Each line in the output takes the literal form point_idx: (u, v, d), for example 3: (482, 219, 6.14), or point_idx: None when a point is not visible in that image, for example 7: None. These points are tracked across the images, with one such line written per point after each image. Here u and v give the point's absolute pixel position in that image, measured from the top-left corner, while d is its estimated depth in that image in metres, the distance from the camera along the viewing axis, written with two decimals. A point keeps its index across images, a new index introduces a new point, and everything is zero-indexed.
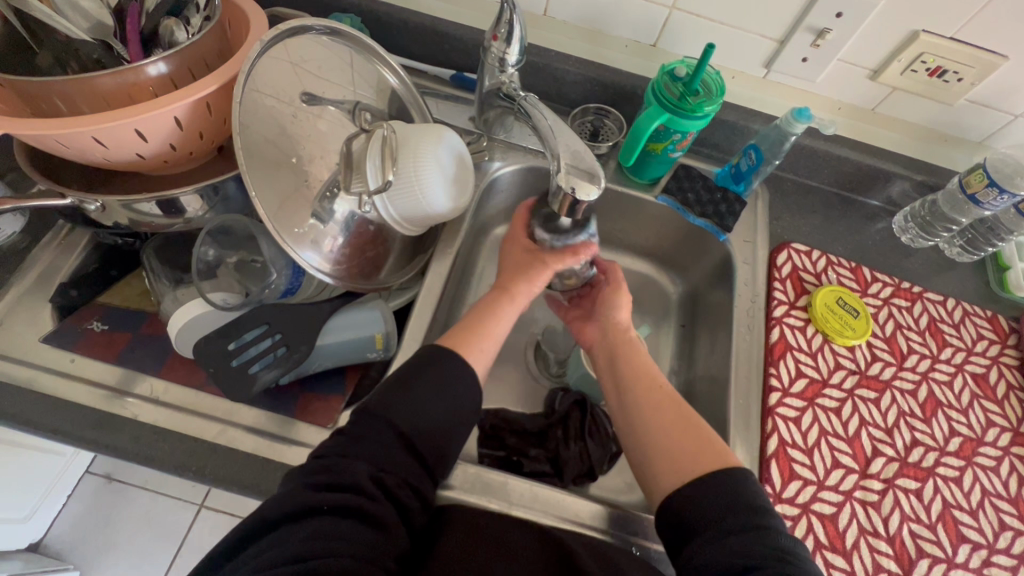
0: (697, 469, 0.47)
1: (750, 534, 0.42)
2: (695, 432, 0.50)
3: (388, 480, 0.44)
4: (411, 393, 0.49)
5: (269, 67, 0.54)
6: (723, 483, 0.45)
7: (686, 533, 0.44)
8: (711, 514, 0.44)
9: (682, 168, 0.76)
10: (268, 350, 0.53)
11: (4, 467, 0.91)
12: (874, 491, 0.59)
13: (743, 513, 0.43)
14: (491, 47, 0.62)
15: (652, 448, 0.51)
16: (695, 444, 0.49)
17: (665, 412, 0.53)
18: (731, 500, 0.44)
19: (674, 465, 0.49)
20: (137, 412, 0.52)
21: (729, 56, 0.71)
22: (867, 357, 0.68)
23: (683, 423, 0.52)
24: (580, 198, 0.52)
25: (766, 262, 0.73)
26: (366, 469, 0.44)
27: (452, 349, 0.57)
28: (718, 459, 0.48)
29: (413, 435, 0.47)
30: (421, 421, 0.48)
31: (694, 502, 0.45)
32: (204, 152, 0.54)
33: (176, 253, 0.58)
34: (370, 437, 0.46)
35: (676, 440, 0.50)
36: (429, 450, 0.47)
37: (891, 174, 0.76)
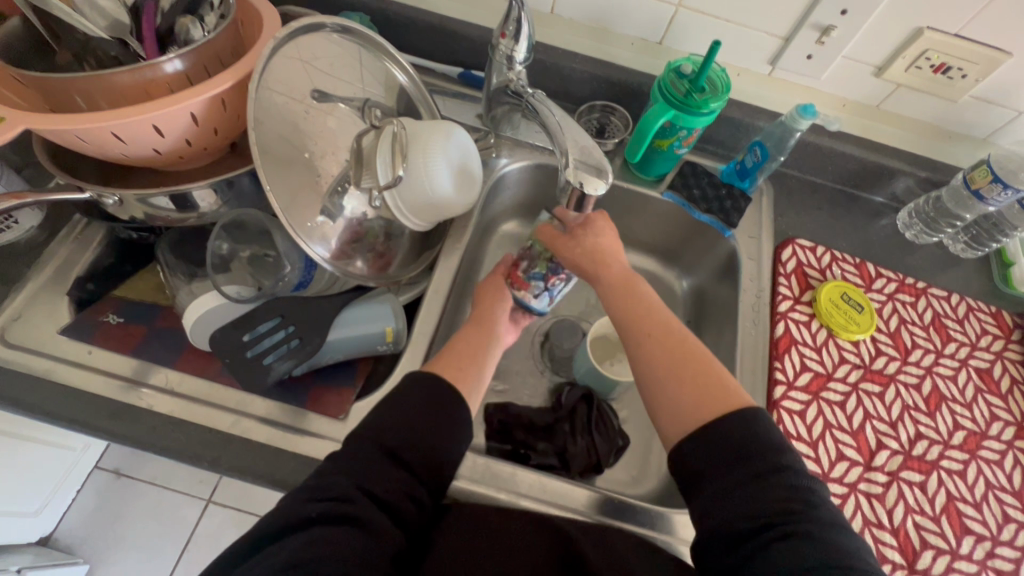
0: (703, 412, 0.47)
1: (760, 485, 0.42)
2: (700, 374, 0.49)
3: (374, 490, 0.44)
4: (399, 401, 0.49)
5: (282, 65, 0.55)
6: (731, 427, 0.45)
7: (696, 482, 0.44)
8: (720, 461, 0.44)
9: (688, 165, 0.77)
10: (282, 341, 0.54)
11: (17, 461, 0.92)
12: (879, 483, 0.60)
13: (755, 463, 0.43)
14: (499, 45, 0.63)
15: (656, 392, 0.50)
16: (701, 387, 0.49)
17: (669, 355, 0.52)
18: (740, 447, 0.44)
19: (679, 408, 0.48)
20: (153, 403, 0.53)
21: (734, 53, 0.72)
22: (872, 351, 0.69)
23: (688, 365, 0.50)
24: (588, 192, 0.53)
25: (771, 258, 0.74)
26: (351, 481, 0.44)
27: (462, 343, 0.58)
28: (724, 401, 0.47)
29: (401, 444, 0.47)
30: (430, 413, 0.49)
31: (702, 448, 0.45)
32: (218, 147, 0.55)
33: (190, 247, 0.60)
34: (357, 449, 0.46)
35: (680, 384, 0.49)
36: (420, 461, 0.47)
37: (895, 170, 0.77)
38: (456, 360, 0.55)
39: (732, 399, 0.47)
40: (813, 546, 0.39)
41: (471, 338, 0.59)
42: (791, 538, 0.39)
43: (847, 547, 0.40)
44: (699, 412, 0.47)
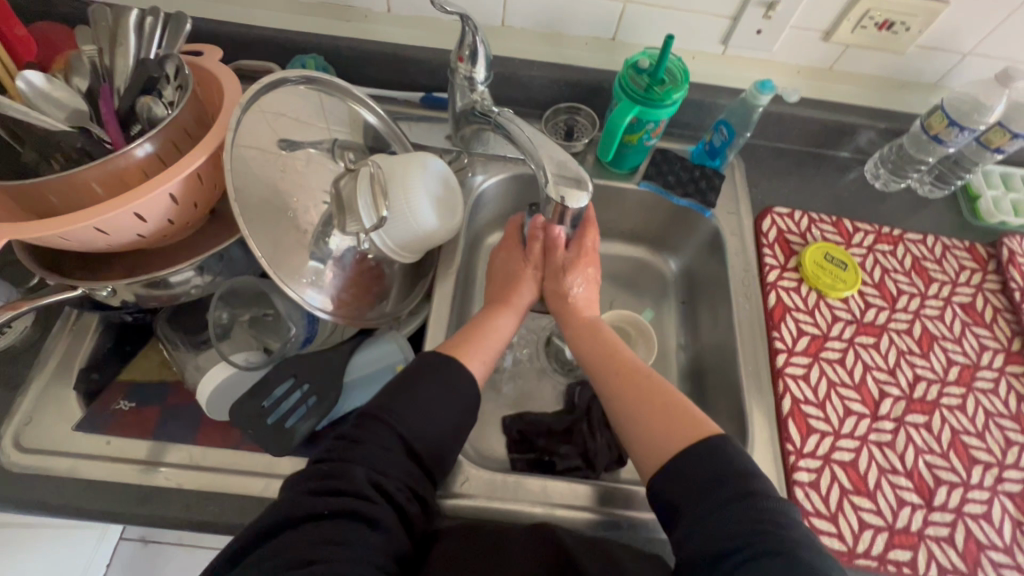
0: (672, 446, 0.49)
1: (728, 505, 0.44)
2: (670, 412, 0.52)
3: (389, 481, 0.46)
4: (420, 392, 0.51)
5: (251, 124, 0.55)
6: (698, 455, 0.47)
7: (675, 511, 0.46)
8: (688, 487, 0.46)
9: (658, 153, 0.79)
10: (298, 402, 0.54)
11: (43, 552, 0.92)
12: (887, 431, 0.63)
13: (725, 483, 0.45)
14: (458, 69, 0.64)
15: (634, 435, 0.53)
16: (673, 425, 0.51)
17: (642, 401, 0.54)
18: (712, 471, 0.46)
19: (651, 444, 0.51)
20: (181, 481, 0.53)
21: (686, 38, 0.73)
22: (861, 305, 0.71)
23: (657, 408, 0.53)
24: (570, 206, 0.55)
25: (752, 231, 0.76)
26: (366, 472, 0.45)
27: (476, 338, 0.60)
28: (691, 433, 0.49)
29: (420, 438, 0.49)
30: (443, 415, 0.51)
31: (673, 480, 0.47)
32: (200, 219, 0.55)
33: (189, 320, 0.59)
34: (377, 442, 0.48)
35: (652, 427, 0.52)
36: (428, 454, 0.49)
37: (856, 126, 0.79)
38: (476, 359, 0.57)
39: (697, 430, 0.50)
40: (782, 560, 0.40)
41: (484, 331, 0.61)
42: (768, 555, 0.40)
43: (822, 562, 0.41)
44: (671, 444, 0.49)
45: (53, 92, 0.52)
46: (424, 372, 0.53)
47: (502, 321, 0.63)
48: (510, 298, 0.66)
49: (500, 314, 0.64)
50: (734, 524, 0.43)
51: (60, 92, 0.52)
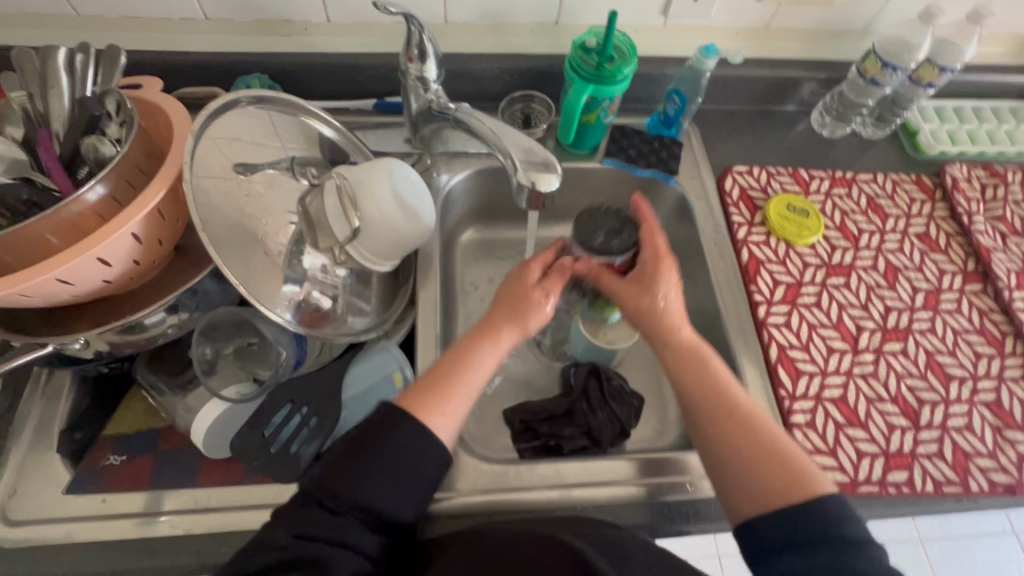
0: (777, 495, 0.46)
1: (834, 565, 0.41)
2: (777, 460, 0.48)
3: (314, 536, 0.42)
4: (353, 446, 0.46)
5: (206, 150, 0.54)
6: (805, 513, 0.44)
7: (767, 555, 0.44)
8: (790, 540, 0.44)
9: (616, 129, 0.80)
10: (300, 426, 0.53)
11: None
12: (869, 363, 0.66)
13: (837, 547, 0.42)
14: (408, 70, 0.63)
15: (729, 472, 0.50)
16: (779, 474, 0.47)
17: (744, 438, 0.50)
18: (823, 531, 0.43)
19: (748, 485, 0.48)
20: (187, 527, 0.51)
21: (627, 13, 0.75)
22: (828, 248, 0.74)
23: (760, 449, 0.49)
24: (542, 189, 0.54)
25: (716, 192, 0.78)
26: (285, 530, 0.43)
27: (443, 387, 0.51)
28: (802, 486, 0.46)
29: (352, 495, 0.44)
30: (393, 455, 0.46)
31: (775, 529, 0.45)
32: (166, 256, 0.53)
33: (169, 361, 0.57)
34: (303, 499, 0.44)
35: (751, 472, 0.48)
36: (365, 507, 0.44)
37: (799, 79, 0.82)
38: (436, 415, 0.49)
39: (807, 486, 0.46)
40: None
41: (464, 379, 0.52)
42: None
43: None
44: (773, 494, 0.46)
45: None
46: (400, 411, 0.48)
47: (483, 358, 0.54)
48: (501, 321, 0.57)
49: (485, 346, 0.55)
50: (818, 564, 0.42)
51: None
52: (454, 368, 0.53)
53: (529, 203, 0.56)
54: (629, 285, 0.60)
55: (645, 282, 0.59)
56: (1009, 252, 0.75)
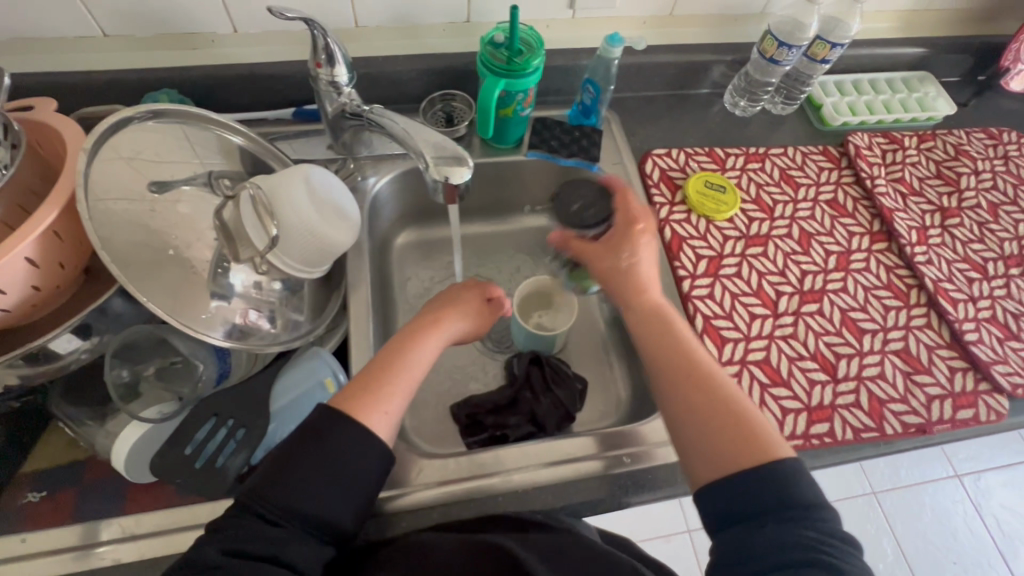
0: (739, 461, 0.46)
1: (786, 525, 0.42)
2: (740, 425, 0.48)
3: (250, 551, 0.41)
4: (294, 462, 0.45)
5: (107, 168, 0.53)
6: (760, 478, 0.44)
7: (724, 519, 0.45)
8: (745, 509, 0.44)
9: (538, 122, 0.82)
10: (226, 438, 0.52)
11: None
12: (788, 324, 0.70)
13: (790, 509, 0.43)
14: (318, 75, 0.63)
15: (689, 437, 0.50)
16: (738, 439, 0.47)
17: (705, 403, 0.50)
18: (778, 496, 0.43)
19: (711, 452, 0.48)
20: (120, 555, 0.50)
21: (536, 9, 0.77)
22: (746, 220, 0.78)
23: (722, 414, 0.49)
24: (455, 182, 0.55)
25: (638, 176, 0.81)
26: (218, 547, 0.41)
27: (387, 378, 0.53)
28: (762, 454, 0.46)
29: (294, 507, 0.43)
30: (333, 458, 0.45)
31: (731, 493, 0.45)
32: (71, 281, 0.51)
33: (87, 389, 0.55)
34: (238, 516, 0.43)
35: (710, 438, 0.48)
36: (303, 519, 0.43)
37: (707, 63, 0.86)
38: (375, 411, 0.50)
39: (767, 453, 0.46)
40: None
41: (406, 367, 0.55)
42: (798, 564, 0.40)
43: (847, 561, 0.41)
44: (732, 462, 0.46)
45: None
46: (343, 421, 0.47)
47: (420, 350, 0.57)
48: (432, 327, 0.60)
49: (421, 338, 0.58)
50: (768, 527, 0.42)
51: None
52: (394, 358, 0.55)
53: (446, 198, 0.58)
54: (598, 251, 0.67)
55: (614, 247, 0.66)
56: (909, 210, 0.80)
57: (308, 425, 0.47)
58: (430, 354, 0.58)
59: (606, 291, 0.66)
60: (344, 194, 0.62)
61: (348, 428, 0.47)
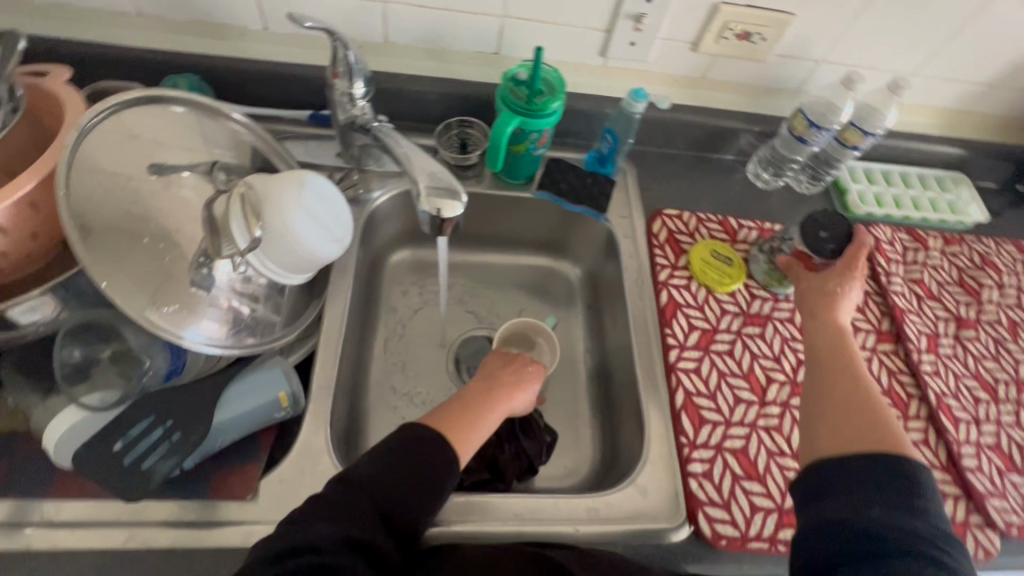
0: (877, 439, 0.47)
1: (901, 508, 0.42)
2: (877, 419, 0.49)
3: (360, 540, 0.44)
4: (402, 464, 0.50)
5: (102, 146, 0.52)
6: (889, 461, 0.45)
7: (817, 495, 0.46)
8: (878, 482, 0.44)
9: (552, 162, 0.80)
10: (160, 440, 0.50)
11: None
12: (774, 415, 0.66)
13: (904, 494, 0.43)
14: (335, 85, 0.63)
15: (808, 427, 0.51)
16: (862, 428, 0.49)
17: (857, 387, 0.53)
18: (877, 481, 0.44)
19: (843, 430, 0.49)
20: (35, 541, 0.49)
21: (567, 52, 0.76)
22: (747, 297, 0.75)
23: (857, 406, 0.51)
24: (447, 216, 0.54)
25: (644, 233, 0.78)
26: (335, 531, 0.44)
27: (473, 430, 0.57)
28: (889, 442, 0.47)
29: (394, 509, 0.48)
30: (413, 480, 0.49)
31: (861, 464, 0.45)
32: (45, 251, 0.51)
33: (38, 363, 0.54)
34: (343, 508, 0.45)
35: (848, 417, 0.50)
36: (404, 520, 0.48)
37: (734, 130, 0.84)
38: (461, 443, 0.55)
39: (897, 442, 0.47)
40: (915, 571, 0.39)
41: (483, 425, 0.58)
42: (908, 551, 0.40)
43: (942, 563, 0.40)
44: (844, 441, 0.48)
45: None
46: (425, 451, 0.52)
47: (486, 416, 0.59)
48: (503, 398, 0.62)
49: (496, 400, 0.61)
50: (851, 520, 0.42)
51: None
52: (475, 414, 0.58)
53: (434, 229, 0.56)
54: (818, 279, 0.65)
55: (836, 275, 0.64)
56: (923, 314, 0.76)
57: (413, 437, 0.52)
58: (500, 413, 0.60)
59: (812, 309, 0.63)
60: (337, 202, 0.60)
61: (445, 452, 0.52)
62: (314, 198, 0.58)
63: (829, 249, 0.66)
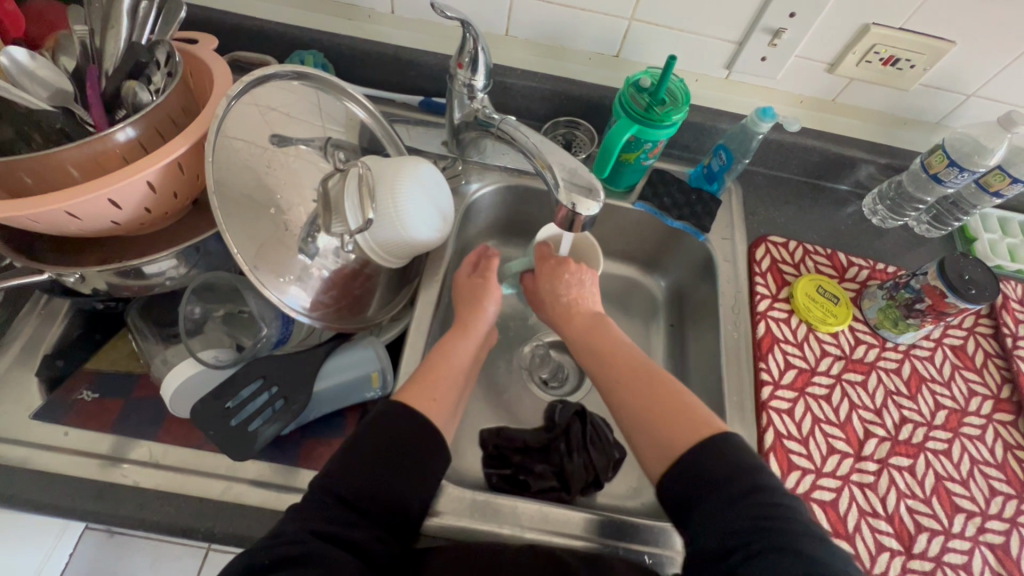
0: (679, 438, 0.48)
1: (746, 497, 0.43)
2: (668, 402, 0.51)
3: (335, 531, 0.43)
4: (357, 448, 0.48)
5: (239, 114, 0.54)
6: (704, 454, 0.46)
7: (684, 508, 0.46)
8: (708, 480, 0.45)
9: (656, 174, 0.78)
10: (265, 404, 0.53)
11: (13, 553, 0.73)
12: (870, 472, 0.62)
13: (733, 481, 0.44)
14: (457, 75, 0.62)
15: (635, 435, 0.52)
16: (668, 421, 0.50)
17: (629, 380, 0.55)
18: (712, 473, 0.45)
19: (654, 441, 0.50)
20: (136, 478, 0.51)
21: (690, 61, 0.73)
22: (851, 341, 0.70)
23: (654, 393, 0.52)
24: (581, 213, 0.53)
25: (745, 258, 0.75)
26: (305, 523, 0.43)
27: (438, 379, 0.56)
28: (696, 427, 0.48)
29: (367, 491, 0.46)
30: (382, 458, 0.48)
31: (682, 475, 0.46)
32: (179, 209, 0.54)
33: (164, 310, 0.58)
34: (313, 497, 0.45)
35: (654, 416, 0.51)
36: (377, 502, 0.46)
37: (857, 160, 0.78)
38: (425, 402, 0.53)
39: (700, 426, 0.48)
40: (779, 556, 0.40)
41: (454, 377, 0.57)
42: (772, 553, 0.40)
43: (826, 556, 0.40)
44: (666, 447, 0.48)
45: (39, 70, 0.51)
46: (378, 424, 0.49)
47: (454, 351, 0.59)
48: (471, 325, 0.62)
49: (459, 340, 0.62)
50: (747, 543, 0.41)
51: (44, 70, 0.51)
52: (440, 363, 0.57)
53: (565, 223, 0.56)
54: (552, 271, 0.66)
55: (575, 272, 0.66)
56: None
57: (373, 417, 0.50)
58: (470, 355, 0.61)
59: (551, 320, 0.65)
60: (448, 193, 0.61)
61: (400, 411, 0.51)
62: (427, 201, 0.58)
63: (969, 289, 0.62)
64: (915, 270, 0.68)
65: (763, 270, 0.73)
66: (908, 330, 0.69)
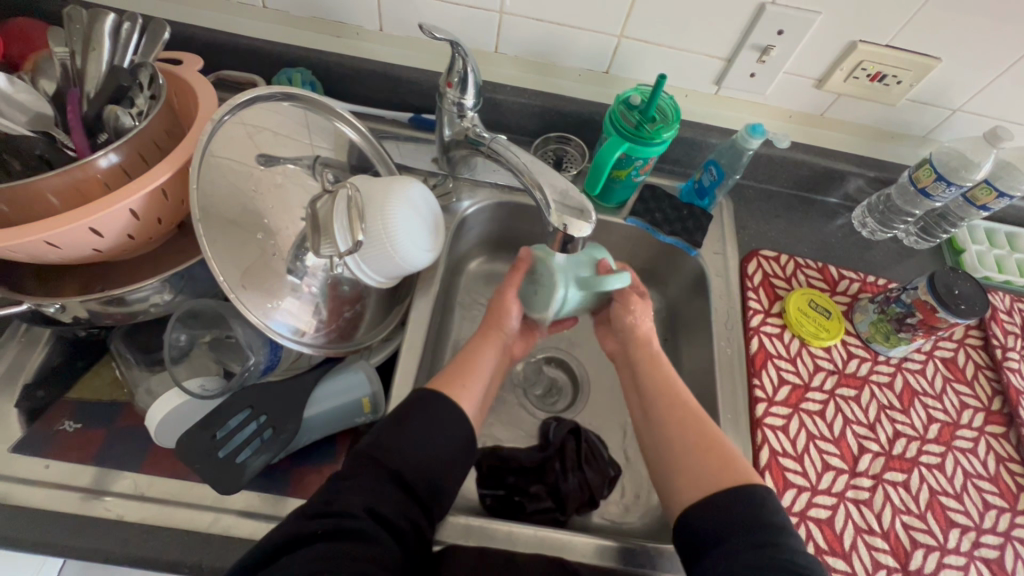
0: (717, 482, 0.49)
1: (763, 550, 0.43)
2: (712, 446, 0.52)
3: (383, 511, 0.44)
4: (405, 424, 0.49)
5: (225, 136, 0.54)
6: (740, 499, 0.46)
7: (703, 548, 0.45)
8: (732, 529, 0.45)
9: (647, 189, 0.78)
10: (253, 435, 0.51)
11: None
12: (865, 489, 0.61)
13: (760, 531, 0.44)
14: (446, 94, 0.61)
15: (675, 472, 0.52)
16: (713, 466, 0.50)
17: (681, 421, 0.55)
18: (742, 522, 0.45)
19: (693, 480, 0.50)
20: (119, 512, 0.50)
21: (680, 77, 0.73)
22: (844, 355, 0.70)
23: (704, 438, 0.53)
24: (573, 235, 0.53)
25: (738, 273, 0.75)
26: (357, 497, 0.44)
27: (459, 385, 0.56)
28: (735, 476, 0.49)
29: (412, 472, 0.47)
30: (428, 443, 0.49)
31: (709, 516, 0.46)
32: (163, 234, 0.53)
33: (147, 337, 0.57)
34: (362, 468, 0.46)
35: (700, 458, 0.51)
36: (422, 482, 0.47)
37: (845, 173, 0.79)
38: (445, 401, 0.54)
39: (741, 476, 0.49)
40: None
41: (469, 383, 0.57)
42: None
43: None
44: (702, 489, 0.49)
45: (17, 95, 0.50)
46: (416, 407, 0.51)
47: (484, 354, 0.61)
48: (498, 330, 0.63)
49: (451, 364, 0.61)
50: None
51: (23, 94, 0.50)
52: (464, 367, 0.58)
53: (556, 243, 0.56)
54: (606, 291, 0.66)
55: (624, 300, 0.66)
56: None
57: (415, 398, 0.52)
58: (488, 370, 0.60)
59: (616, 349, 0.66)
60: (436, 205, 0.60)
61: (438, 398, 0.52)
62: (419, 222, 0.57)
63: (959, 304, 0.62)
64: (905, 285, 0.68)
65: (758, 282, 0.74)
66: (900, 343, 0.69)
